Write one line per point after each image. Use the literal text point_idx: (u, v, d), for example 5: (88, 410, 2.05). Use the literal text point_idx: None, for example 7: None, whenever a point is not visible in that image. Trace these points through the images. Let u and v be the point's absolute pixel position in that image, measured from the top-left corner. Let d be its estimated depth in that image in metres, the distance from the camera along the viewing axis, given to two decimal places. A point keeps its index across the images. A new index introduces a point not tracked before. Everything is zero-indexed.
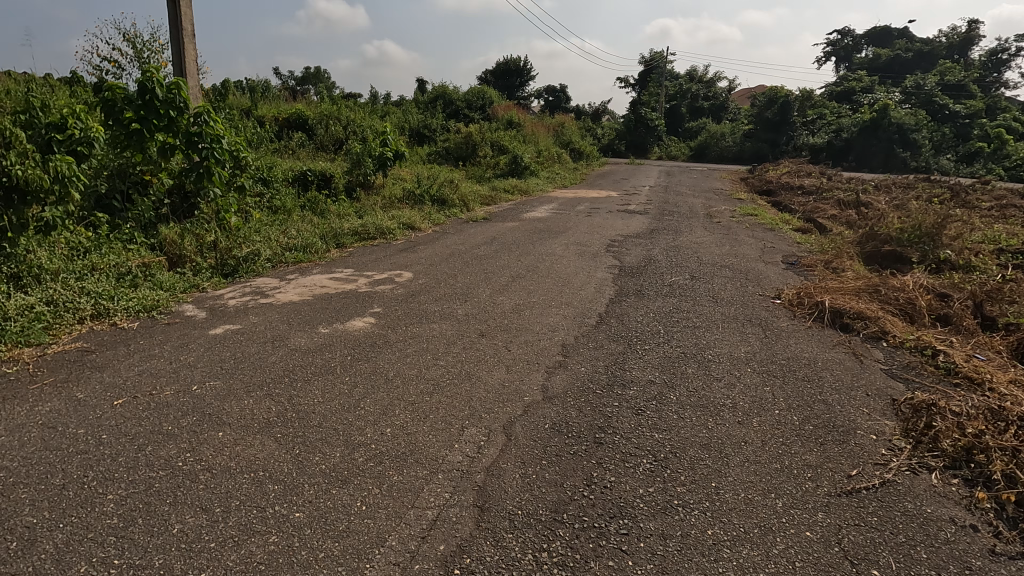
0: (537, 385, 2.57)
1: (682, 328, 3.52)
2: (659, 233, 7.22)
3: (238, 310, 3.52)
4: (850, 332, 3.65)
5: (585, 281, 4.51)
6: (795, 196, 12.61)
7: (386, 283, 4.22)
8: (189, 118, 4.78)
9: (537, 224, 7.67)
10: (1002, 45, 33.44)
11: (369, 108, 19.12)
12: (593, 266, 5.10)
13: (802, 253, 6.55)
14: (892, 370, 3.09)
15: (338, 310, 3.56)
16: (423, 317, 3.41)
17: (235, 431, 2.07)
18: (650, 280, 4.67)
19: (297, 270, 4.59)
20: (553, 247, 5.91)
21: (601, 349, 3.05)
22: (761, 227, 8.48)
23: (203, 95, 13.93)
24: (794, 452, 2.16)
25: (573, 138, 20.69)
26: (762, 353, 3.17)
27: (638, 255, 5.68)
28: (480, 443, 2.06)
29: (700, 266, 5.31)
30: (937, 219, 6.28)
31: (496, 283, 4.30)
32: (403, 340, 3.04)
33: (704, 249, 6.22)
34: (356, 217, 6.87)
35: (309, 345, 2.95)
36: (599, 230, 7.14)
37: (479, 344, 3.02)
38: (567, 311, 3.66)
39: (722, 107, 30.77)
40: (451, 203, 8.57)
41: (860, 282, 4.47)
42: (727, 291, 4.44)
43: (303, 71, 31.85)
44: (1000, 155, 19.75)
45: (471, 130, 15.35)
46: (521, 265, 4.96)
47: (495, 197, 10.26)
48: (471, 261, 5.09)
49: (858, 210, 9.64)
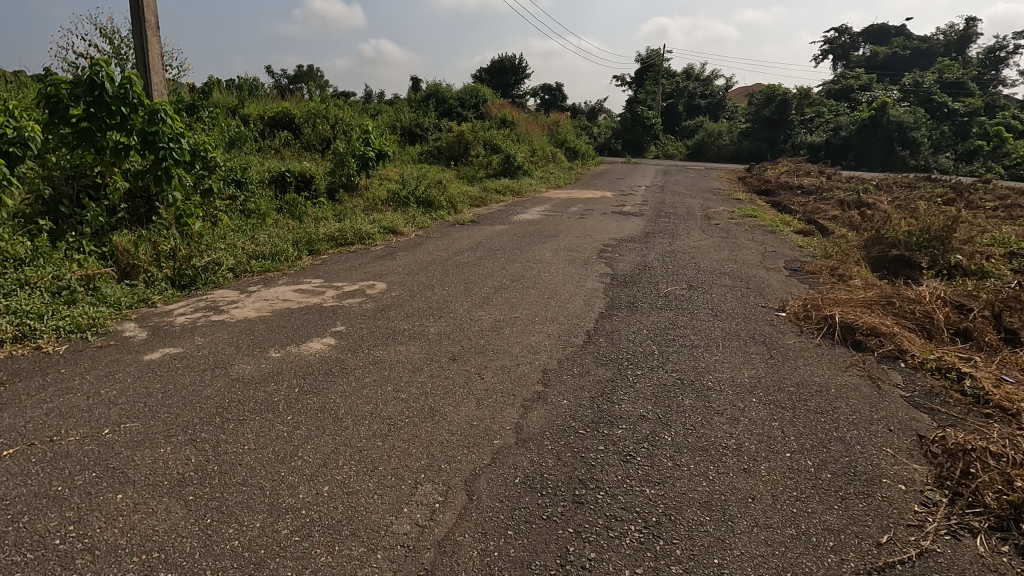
0: (510, 424, 2.22)
1: (677, 347, 3.17)
2: (654, 236, 6.86)
3: (184, 330, 3.15)
4: (864, 351, 3.31)
5: (573, 292, 4.16)
6: (794, 196, 12.29)
7: (355, 297, 3.86)
8: (144, 117, 4.41)
9: (528, 227, 7.33)
10: (999, 43, 33.31)
11: (361, 106, 18.74)
12: (583, 274, 4.75)
13: (805, 257, 6.21)
14: (914, 397, 2.75)
15: (296, 329, 3.20)
16: (389, 338, 3.06)
17: (137, 492, 1.71)
18: (644, 291, 4.32)
19: (262, 281, 4.23)
20: (542, 253, 5.56)
21: (587, 376, 2.70)
22: (761, 229, 8.14)
23: (187, 93, 13.53)
24: (811, 511, 1.81)
25: (569, 137, 20.33)
26: (768, 379, 2.82)
27: (632, 262, 5.33)
28: (434, 506, 1.71)
29: (698, 274, 4.96)
30: (946, 223, 5.96)
31: (475, 296, 3.95)
32: (362, 366, 2.68)
33: (702, 254, 5.87)
34: (335, 221, 6.51)
35: (252, 374, 2.58)
36: (591, 234, 6.79)
37: (448, 371, 2.66)
38: (550, 329, 3.31)
39: (719, 105, 30.46)
40: (438, 205, 8.21)
41: (871, 293, 4.12)
42: (727, 303, 4.09)
43: (295, 70, 31.44)
44: (999, 154, 19.52)
45: (463, 129, 14.99)
46: (505, 274, 4.61)
47: (485, 199, 9.90)
48: (452, 270, 4.74)
49: (861, 211, 9.32)
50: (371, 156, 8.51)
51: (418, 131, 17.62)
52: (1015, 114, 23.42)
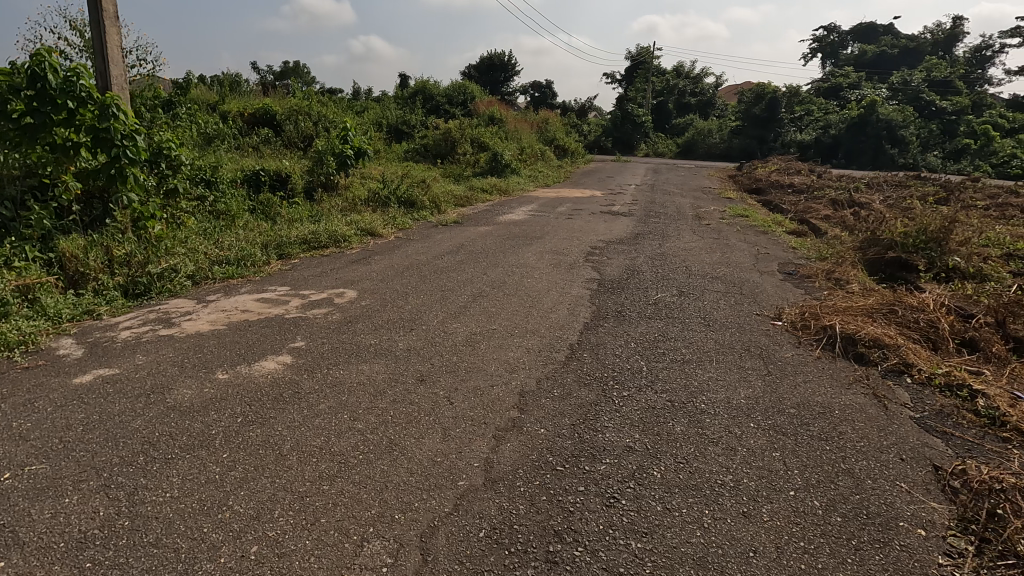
0: (479, 460, 1.95)
1: (669, 363, 2.93)
2: (644, 238, 6.61)
3: (126, 347, 2.86)
4: (867, 365, 3.09)
5: (557, 300, 3.90)
6: (785, 195, 12.12)
7: (322, 307, 3.58)
8: (95, 112, 4.10)
9: (513, 228, 7.07)
10: (986, 42, 33.52)
11: (346, 103, 18.36)
12: (568, 279, 4.50)
13: (799, 259, 6.01)
14: (924, 419, 2.53)
15: (251, 344, 2.91)
16: (352, 355, 2.78)
17: (25, 559, 1.43)
18: (632, 298, 4.08)
19: (222, 290, 3.94)
20: (526, 256, 5.31)
21: (568, 398, 2.44)
22: (753, 230, 7.92)
23: (164, 88, 13.11)
24: (822, 567, 1.57)
25: (558, 135, 20.08)
26: (766, 400, 2.58)
27: (620, 265, 5.09)
28: (380, 571, 1.44)
29: (690, 278, 4.73)
30: (943, 223, 5.77)
31: (452, 305, 3.68)
32: (319, 389, 2.41)
33: (693, 257, 5.64)
34: (310, 222, 6.21)
35: (192, 400, 2.30)
36: (579, 236, 6.53)
37: (413, 395, 2.39)
38: (531, 343, 3.05)
39: (709, 103, 30.32)
40: (420, 206, 7.92)
41: (871, 300, 3.90)
42: (720, 312, 3.86)
43: (281, 67, 30.99)
44: (987, 152, 19.56)
45: (450, 127, 14.68)
46: (487, 280, 4.34)
47: (471, 198, 9.62)
48: (429, 275, 4.47)
49: (853, 211, 9.14)
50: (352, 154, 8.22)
51: (404, 129, 17.29)
52: (1002, 112, 23.48)
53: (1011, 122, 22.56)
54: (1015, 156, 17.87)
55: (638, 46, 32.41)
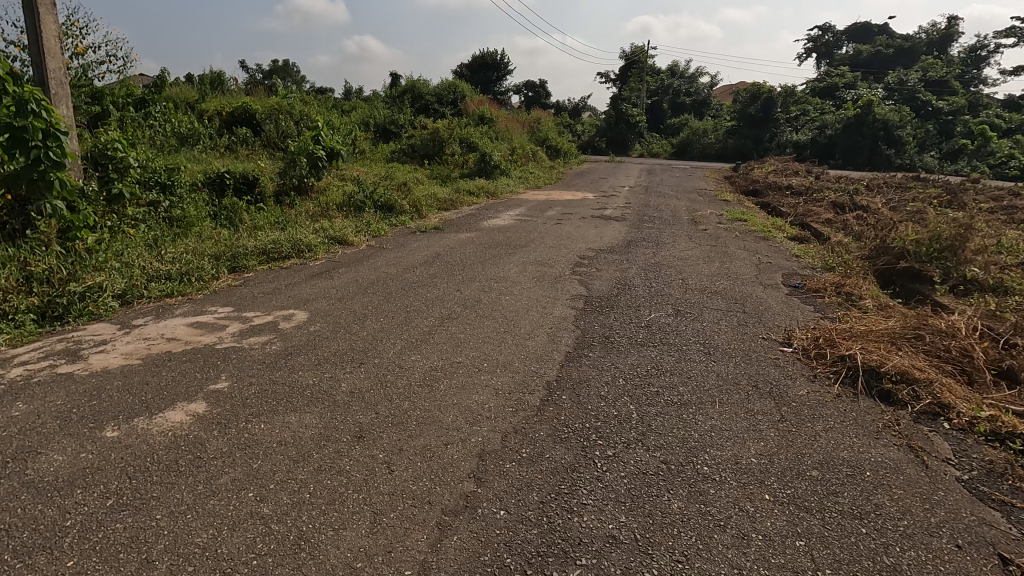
0: (412, 565, 1.47)
1: (663, 406, 2.46)
2: (637, 246, 6.14)
3: (9, 392, 2.35)
4: (897, 405, 2.63)
5: (538, 323, 3.43)
6: (783, 197, 11.70)
7: (264, 334, 3.09)
8: (10, 108, 3.63)
9: (497, 234, 6.61)
10: (981, 43, 33.26)
11: (331, 103, 17.82)
12: (552, 296, 4.04)
13: (803, 269, 5.56)
14: (974, 484, 2.07)
15: (162, 386, 2.41)
16: (281, 402, 2.30)
17: None
18: (622, 319, 3.62)
19: (153, 313, 3.44)
20: (507, 267, 4.85)
21: (540, 462, 1.97)
22: (753, 236, 7.47)
23: (137, 86, 12.52)
24: None
25: (550, 135, 19.62)
26: (784, 460, 2.11)
27: (610, 279, 4.63)
28: None
29: (687, 295, 4.27)
30: (958, 231, 5.34)
31: (416, 330, 3.20)
32: (228, 452, 1.93)
33: (691, 268, 5.18)
34: (274, 229, 5.70)
35: (57, 472, 1.80)
36: (567, 244, 6.06)
37: (345, 461, 1.91)
38: (501, 382, 2.58)
39: (704, 103, 29.92)
40: (399, 211, 7.43)
41: (891, 322, 3.45)
42: (721, 337, 3.39)
43: (270, 66, 30.39)
44: (984, 152, 19.25)
45: (437, 126, 14.19)
46: (461, 298, 3.87)
47: (456, 201, 9.14)
48: (396, 291, 4.00)
49: (855, 215, 8.72)
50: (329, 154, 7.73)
51: (392, 128, 16.79)
52: (998, 112, 23.25)
53: (1006, 123, 22.33)
54: (1013, 157, 17.56)
55: (632, 45, 32.02)
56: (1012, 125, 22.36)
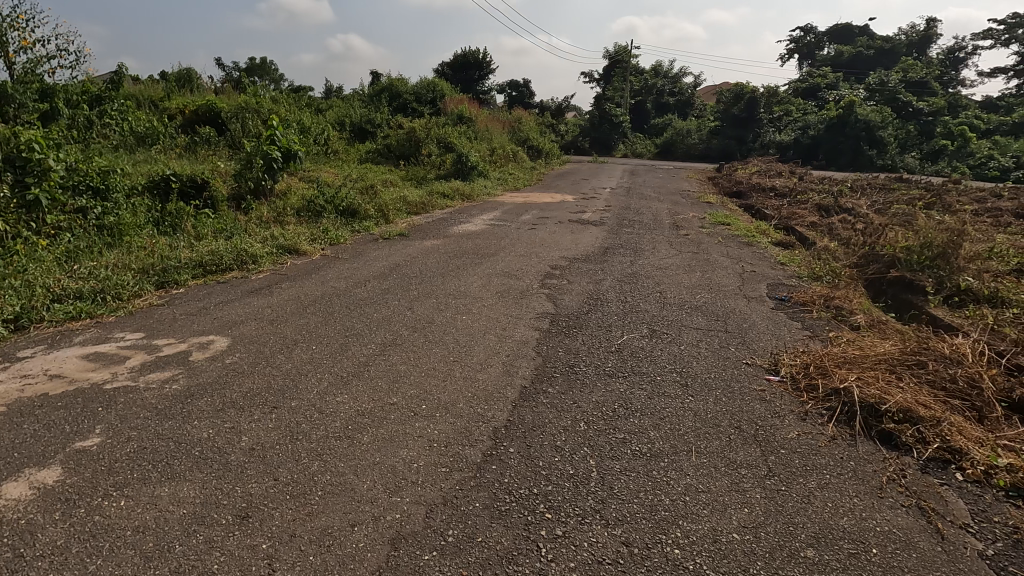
0: None
1: (629, 460, 2.06)
2: (614, 254, 5.77)
3: None
4: (900, 451, 2.27)
5: (494, 349, 3.03)
6: (767, 199, 11.44)
7: (170, 369, 2.64)
8: None
9: (466, 241, 6.20)
10: (959, 44, 33.53)
11: (306, 102, 17.24)
12: (515, 315, 3.63)
13: (789, 279, 5.24)
14: (1000, 562, 1.70)
15: (13, 445, 1.96)
16: (158, 467, 1.85)
17: None
18: (590, 342, 3.23)
19: (47, 342, 2.95)
20: (470, 280, 4.44)
21: (467, 551, 1.56)
22: (737, 241, 7.14)
23: (94, 82, 11.84)
24: None
25: (532, 135, 19.23)
26: (772, 536, 1.72)
27: (582, 293, 4.24)
28: None
29: (665, 311, 3.90)
30: (950, 237, 5.04)
31: (351, 361, 2.77)
32: (61, 546, 1.49)
33: (670, 279, 4.82)
34: (220, 238, 5.23)
35: None
36: (540, 252, 5.66)
37: (215, 557, 1.48)
38: (438, 432, 2.16)
39: (688, 103, 29.76)
40: (363, 216, 6.97)
41: (888, 345, 3.09)
42: (700, 364, 3.01)
43: (247, 65, 29.64)
44: (964, 153, 19.26)
45: (413, 126, 13.74)
46: (412, 318, 3.45)
47: (427, 204, 8.71)
48: (340, 311, 3.56)
49: (841, 219, 8.45)
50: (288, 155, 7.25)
51: (369, 128, 16.31)
52: (976, 113, 23.34)
53: (985, 124, 22.43)
54: (992, 158, 17.56)
55: (615, 45, 31.74)
56: (990, 127, 22.46)
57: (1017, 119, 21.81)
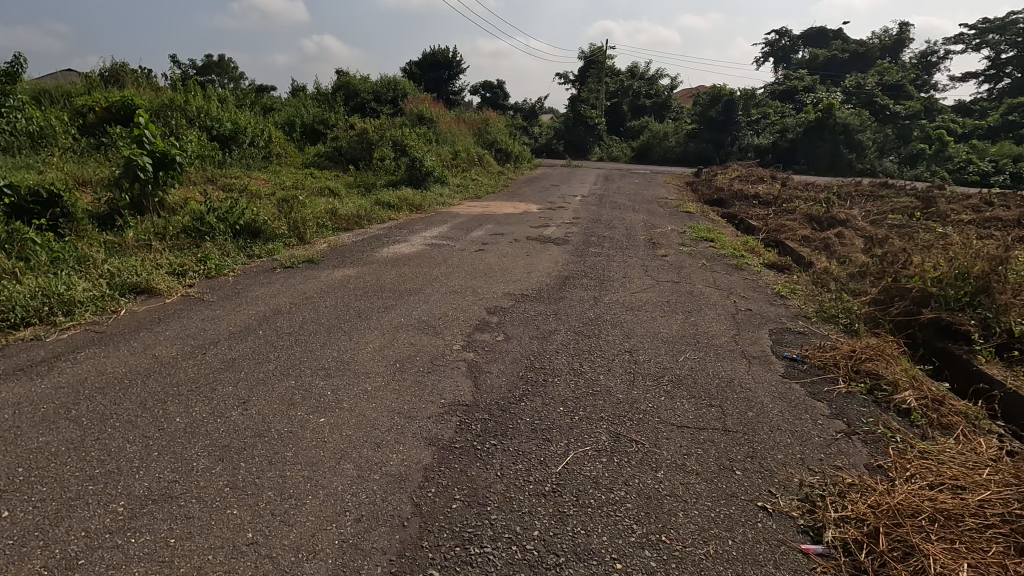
0: None
1: None
2: (575, 287, 4.57)
3: None
4: None
5: (338, 501, 1.76)
6: (752, 207, 10.41)
7: None
8: None
9: (391, 269, 4.93)
10: (931, 48, 33.20)
11: (254, 100, 15.73)
12: (404, 410, 2.37)
13: (792, 322, 4.09)
14: None
15: None
16: None
17: None
18: (511, 474, 1.98)
19: None
20: (366, 338, 3.18)
21: None
22: (723, 263, 6.03)
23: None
24: None
25: (501, 137, 18.02)
26: None
27: (519, 358, 3.02)
28: None
29: (634, 392, 2.69)
30: (994, 264, 3.90)
31: (44, 556, 1.48)
32: None
33: (644, 330, 3.62)
34: (38, 274, 3.85)
35: None
36: (479, 286, 4.43)
37: None
38: None
39: (664, 104, 28.56)
40: (269, 236, 5.64)
41: (993, 488, 1.90)
42: (693, 524, 1.78)
43: (204, 60, 27.85)
44: (943, 156, 18.62)
45: (366, 127, 12.42)
46: (233, 426, 2.16)
47: (362, 216, 7.40)
48: (126, 412, 2.24)
49: (837, 234, 7.38)
50: (165, 161, 5.71)
51: (321, 129, 14.91)
52: (950, 118, 22.88)
53: (961, 128, 21.95)
54: (970, 162, 16.95)
55: (591, 46, 30.75)
56: (964, 131, 22.01)
57: (991, 122, 21.32)
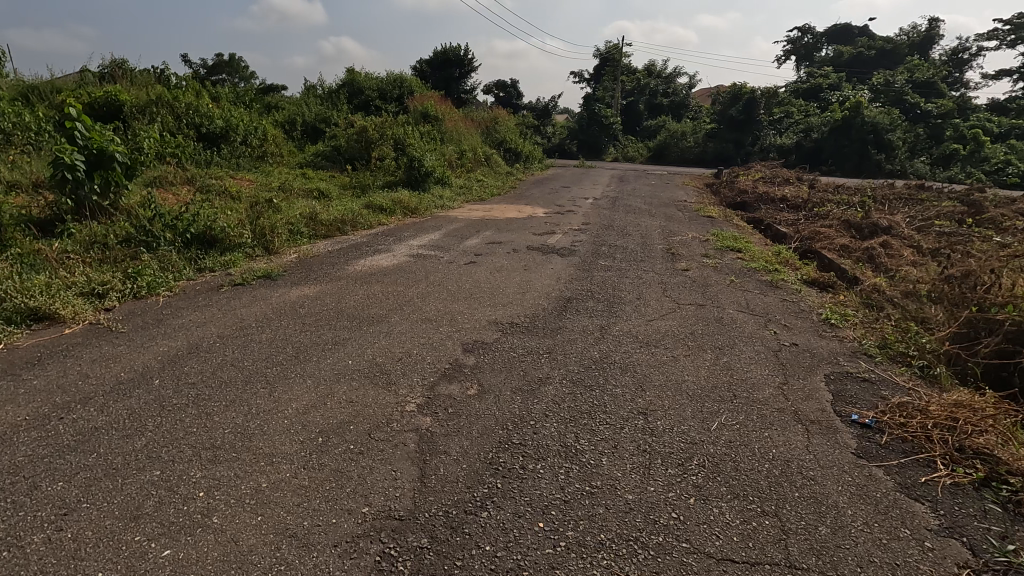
0: None
1: None
2: (577, 312, 3.75)
3: None
4: None
5: None
6: (779, 212, 9.48)
7: None
8: None
9: (358, 287, 4.14)
10: (963, 44, 31.51)
11: (255, 98, 15.17)
12: (294, 535, 1.56)
13: (850, 363, 3.23)
14: None
15: None
16: None
17: None
18: None
19: None
20: (287, 394, 2.38)
21: None
22: (753, 279, 5.17)
23: None
24: None
25: (511, 136, 17.21)
26: None
27: (490, 428, 2.20)
28: None
29: (651, 492, 1.86)
30: None
31: None
32: None
33: (663, 378, 2.78)
34: None
35: None
36: (459, 312, 3.62)
37: None
38: None
39: (682, 103, 27.57)
40: (226, 246, 4.89)
41: None
42: None
43: (217, 61, 27.71)
44: (979, 157, 17.33)
45: (364, 124, 11.68)
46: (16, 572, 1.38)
47: (345, 219, 6.64)
48: None
49: (883, 243, 6.43)
50: (102, 158, 4.88)
51: (322, 127, 14.25)
52: (986, 117, 21.49)
53: (997, 127, 20.53)
54: (1010, 163, 15.71)
55: (607, 44, 29.81)
56: (1002, 130, 20.57)
57: None
